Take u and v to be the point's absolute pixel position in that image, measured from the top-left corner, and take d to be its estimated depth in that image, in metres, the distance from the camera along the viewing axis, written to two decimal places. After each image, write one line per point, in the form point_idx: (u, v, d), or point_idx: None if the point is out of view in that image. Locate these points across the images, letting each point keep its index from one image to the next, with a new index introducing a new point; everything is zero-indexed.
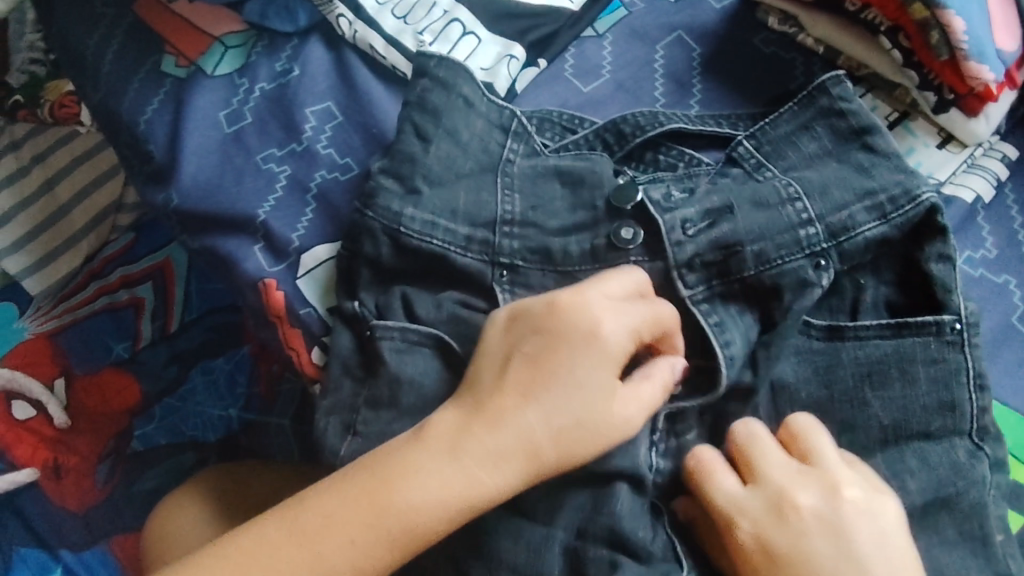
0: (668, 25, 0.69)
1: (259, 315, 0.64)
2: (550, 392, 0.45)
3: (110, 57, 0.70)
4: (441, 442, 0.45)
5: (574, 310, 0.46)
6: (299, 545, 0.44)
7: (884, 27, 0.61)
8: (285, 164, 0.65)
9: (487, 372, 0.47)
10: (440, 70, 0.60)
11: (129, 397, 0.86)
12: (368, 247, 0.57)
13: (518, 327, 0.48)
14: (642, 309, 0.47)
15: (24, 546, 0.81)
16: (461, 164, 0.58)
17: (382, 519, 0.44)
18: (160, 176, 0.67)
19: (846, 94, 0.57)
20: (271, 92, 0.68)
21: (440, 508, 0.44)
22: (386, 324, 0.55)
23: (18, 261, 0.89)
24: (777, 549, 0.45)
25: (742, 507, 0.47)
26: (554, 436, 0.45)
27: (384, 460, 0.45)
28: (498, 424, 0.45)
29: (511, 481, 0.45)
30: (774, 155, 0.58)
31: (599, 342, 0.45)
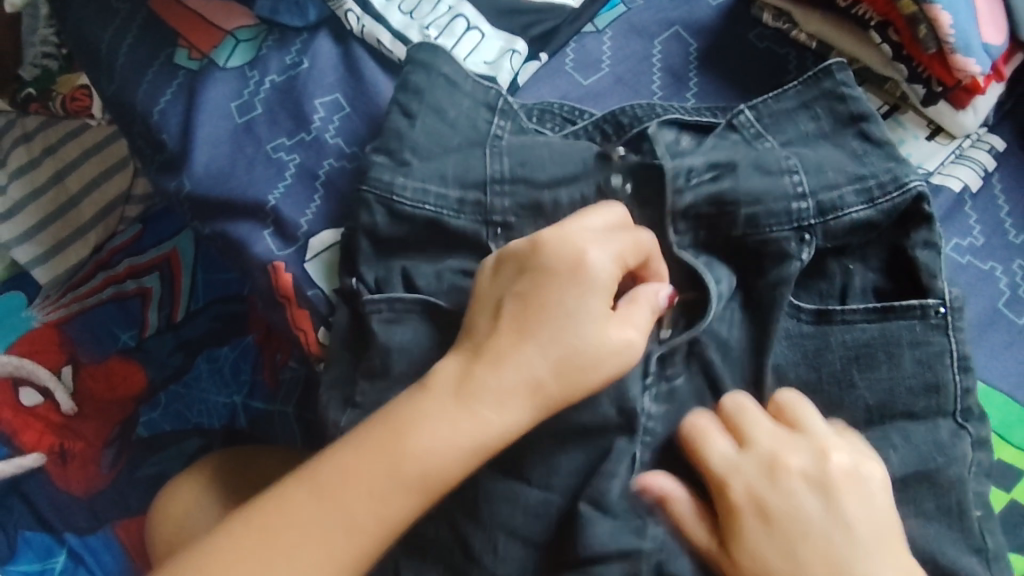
0: (666, 21, 0.71)
1: (267, 298, 0.66)
2: (545, 328, 0.47)
3: (124, 51, 0.73)
4: (446, 386, 0.47)
5: (559, 247, 0.48)
6: (321, 502, 0.45)
7: (873, 21, 0.64)
8: (295, 153, 0.67)
9: (483, 320, 0.50)
10: (418, 54, 0.63)
11: (135, 384, 0.87)
12: (364, 217, 0.58)
13: (505, 272, 0.50)
14: (625, 238, 0.49)
15: (29, 530, 0.82)
16: (449, 139, 0.60)
17: (397, 465, 0.45)
18: (173, 165, 0.69)
19: (848, 80, 0.60)
20: (281, 84, 0.70)
21: (452, 449, 0.46)
22: (375, 297, 0.57)
23: (28, 251, 0.92)
24: (769, 507, 0.46)
25: (736, 462, 0.48)
26: (554, 367, 0.47)
27: (391, 411, 0.47)
28: (498, 363, 0.47)
29: (519, 415, 0.47)
30: (774, 129, 0.60)
31: (587, 273, 0.47)
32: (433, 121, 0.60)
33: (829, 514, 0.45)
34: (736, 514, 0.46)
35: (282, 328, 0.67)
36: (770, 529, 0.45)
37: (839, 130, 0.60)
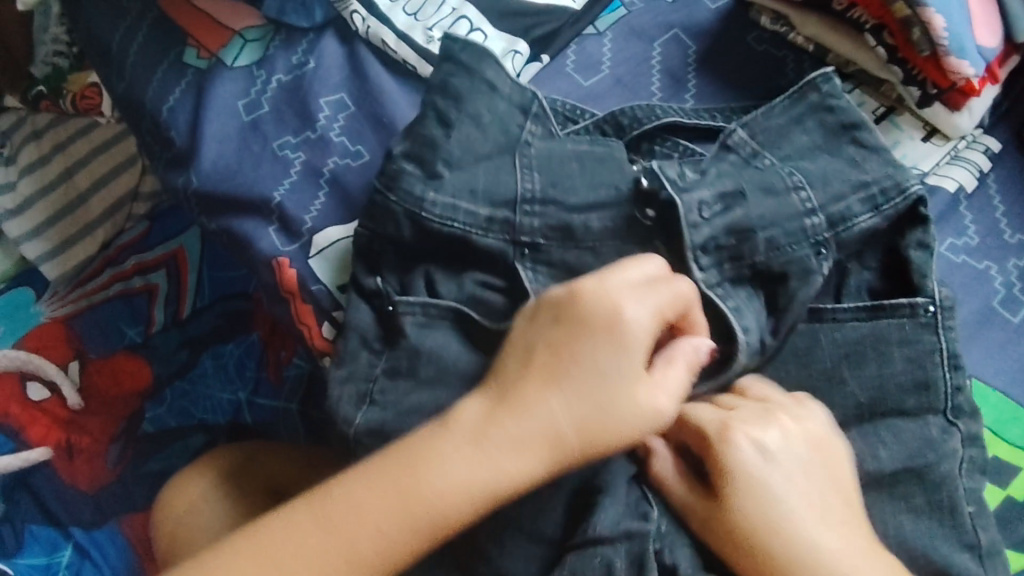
0: (666, 24, 0.72)
1: (272, 293, 0.67)
2: (572, 382, 0.47)
3: (135, 49, 0.74)
4: (467, 431, 0.47)
5: (596, 298, 0.48)
6: (331, 538, 0.46)
7: (868, 24, 0.65)
8: (300, 150, 0.68)
9: (511, 361, 0.49)
10: (463, 56, 0.62)
11: (141, 380, 0.89)
12: (390, 229, 0.59)
13: (541, 316, 0.49)
14: (666, 290, 0.49)
15: (35, 525, 0.83)
16: (480, 146, 0.60)
17: (410, 507, 0.46)
18: (181, 161, 0.71)
19: (834, 92, 0.62)
20: (288, 83, 0.71)
21: (466, 496, 0.46)
22: (408, 299, 0.58)
23: (36, 247, 0.93)
24: (757, 441, 0.49)
25: (725, 416, 0.51)
26: (578, 424, 0.47)
27: (411, 451, 0.47)
28: (524, 413, 0.47)
29: (535, 466, 0.47)
30: (766, 143, 0.61)
31: (622, 330, 0.47)
32: (438, 117, 0.61)
33: (808, 462, 0.49)
34: (728, 450, 0.49)
35: (286, 323, 0.68)
36: (763, 472, 0.48)
37: (833, 140, 0.61)
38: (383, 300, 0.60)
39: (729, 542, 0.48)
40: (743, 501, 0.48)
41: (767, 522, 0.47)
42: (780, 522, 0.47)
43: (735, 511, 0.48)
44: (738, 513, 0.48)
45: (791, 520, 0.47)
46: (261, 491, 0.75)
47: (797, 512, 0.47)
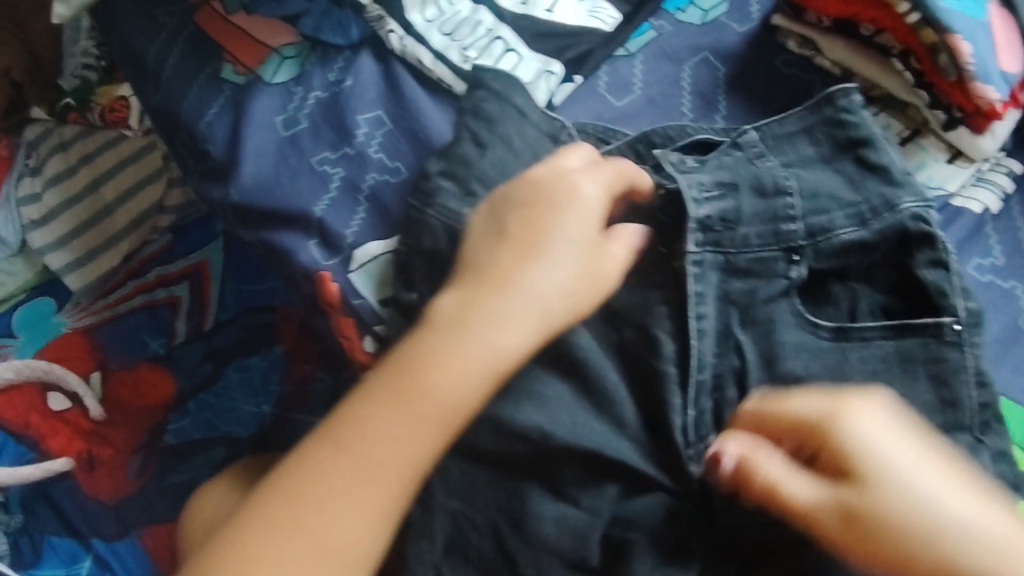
0: (695, 47, 0.74)
1: (313, 305, 0.68)
2: (551, 253, 0.52)
3: (171, 63, 0.75)
4: (452, 321, 0.50)
5: (552, 181, 0.54)
6: (345, 446, 0.47)
7: (895, 50, 0.67)
8: (339, 166, 0.70)
9: (482, 250, 0.53)
10: (496, 83, 0.66)
11: (164, 393, 0.89)
12: (426, 240, 0.60)
13: (498, 215, 0.54)
14: (608, 170, 0.56)
15: (56, 536, 0.84)
16: (514, 167, 0.62)
17: (420, 393, 0.47)
18: (218, 174, 0.72)
19: (850, 106, 0.62)
20: (325, 99, 0.72)
21: (468, 371, 0.48)
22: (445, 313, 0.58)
23: (62, 257, 0.93)
24: (879, 425, 0.46)
25: (834, 401, 0.47)
26: (558, 292, 0.51)
27: (401, 353, 0.49)
28: (504, 289, 0.50)
29: (528, 335, 0.50)
30: (778, 151, 0.62)
31: (580, 199, 0.53)
32: (481, 138, 0.63)
33: (922, 443, 0.46)
34: (857, 442, 0.45)
35: (327, 335, 0.69)
36: (891, 458, 0.45)
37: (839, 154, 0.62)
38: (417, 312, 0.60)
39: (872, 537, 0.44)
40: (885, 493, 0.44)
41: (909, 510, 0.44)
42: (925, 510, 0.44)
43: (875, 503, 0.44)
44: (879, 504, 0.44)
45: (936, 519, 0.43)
46: None
47: (939, 492, 0.44)
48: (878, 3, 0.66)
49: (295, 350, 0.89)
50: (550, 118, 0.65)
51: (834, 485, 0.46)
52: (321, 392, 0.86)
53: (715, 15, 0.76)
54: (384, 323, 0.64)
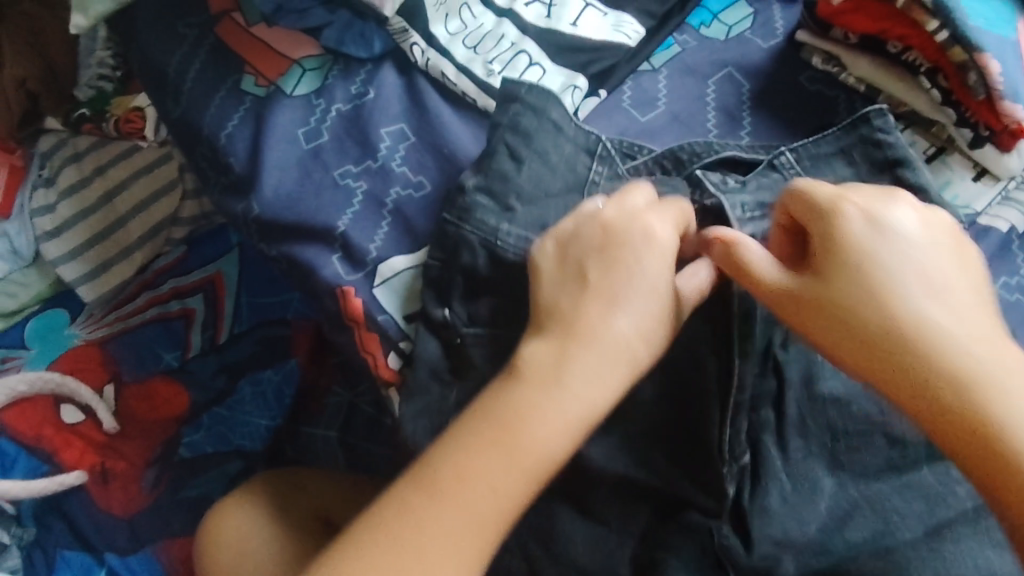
0: (719, 62, 0.74)
1: (334, 321, 0.67)
2: (638, 305, 0.49)
3: (192, 74, 0.75)
4: (544, 372, 0.48)
5: (627, 223, 0.52)
6: (442, 500, 0.45)
7: (923, 67, 0.67)
8: (361, 180, 0.69)
9: (562, 295, 0.51)
10: (531, 96, 0.63)
11: (177, 406, 0.88)
12: (466, 257, 0.61)
13: (569, 258, 0.52)
14: (673, 209, 0.53)
15: (69, 549, 0.83)
16: (550, 183, 0.62)
17: (517, 451, 0.46)
18: (239, 188, 0.71)
19: (886, 126, 0.62)
20: (347, 112, 0.72)
21: (564, 428, 0.47)
22: (476, 332, 0.61)
23: (74, 269, 0.92)
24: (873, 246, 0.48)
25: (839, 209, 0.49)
26: (646, 343, 0.49)
27: (494, 403, 0.48)
28: (593, 339, 0.49)
29: (618, 387, 0.48)
30: (814, 174, 0.63)
31: (660, 242, 0.51)
32: (519, 154, 0.62)
33: (920, 251, 0.48)
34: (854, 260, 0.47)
35: (349, 351, 0.69)
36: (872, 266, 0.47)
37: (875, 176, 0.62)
38: (450, 330, 0.62)
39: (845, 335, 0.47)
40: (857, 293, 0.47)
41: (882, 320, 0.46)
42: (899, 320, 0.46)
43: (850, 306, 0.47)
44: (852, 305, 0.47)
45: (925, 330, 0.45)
46: (307, 516, 0.77)
47: (913, 301, 0.46)
48: (906, 20, 0.66)
49: (310, 365, 0.89)
50: (586, 131, 0.64)
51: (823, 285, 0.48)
52: (336, 405, 0.87)
53: (738, 30, 0.76)
54: (409, 339, 0.64)
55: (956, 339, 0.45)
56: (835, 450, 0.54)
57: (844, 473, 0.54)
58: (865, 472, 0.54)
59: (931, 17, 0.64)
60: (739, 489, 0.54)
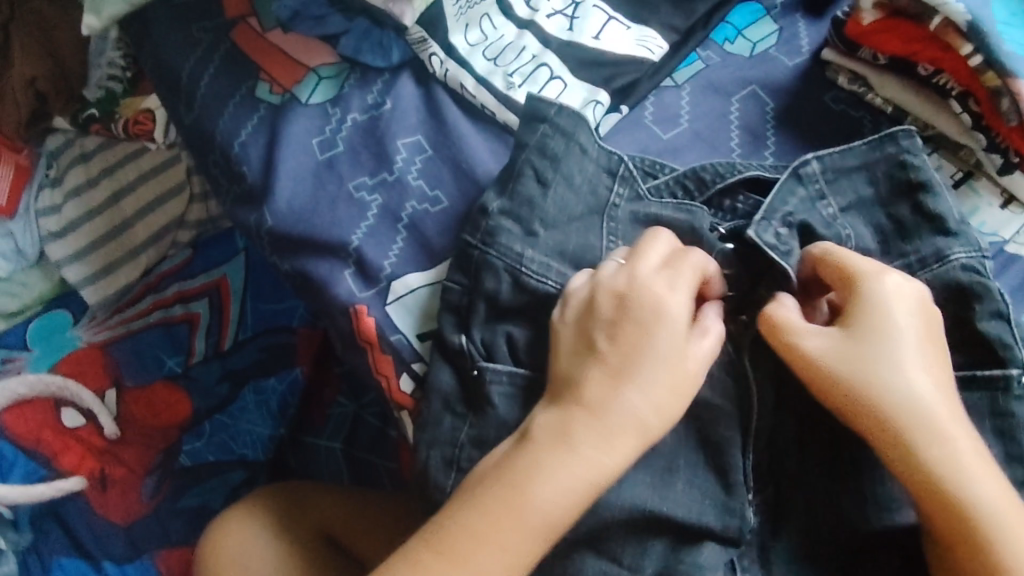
0: (743, 80, 0.72)
1: (345, 338, 0.66)
2: (649, 370, 0.49)
3: (206, 80, 0.73)
4: (555, 436, 0.48)
5: (638, 297, 0.51)
6: (452, 562, 0.46)
7: (954, 91, 0.66)
8: (377, 192, 0.68)
9: (577, 360, 0.51)
10: (560, 118, 0.63)
11: (180, 411, 0.87)
12: (489, 282, 0.60)
13: (588, 329, 0.52)
14: (689, 269, 0.52)
15: (64, 556, 0.82)
16: (573, 207, 0.62)
17: (523, 512, 0.47)
18: (252, 198, 0.70)
19: (913, 148, 0.59)
20: (363, 122, 0.70)
21: (572, 491, 0.47)
22: (494, 367, 0.58)
23: (79, 270, 0.91)
24: (902, 313, 0.49)
25: (878, 275, 0.51)
26: (656, 410, 0.48)
27: (508, 467, 0.48)
28: (602, 409, 0.48)
29: (628, 452, 0.48)
30: (836, 189, 0.60)
31: (671, 305, 0.50)
32: (545, 178, 0.62)
33: (937, 335, 0.50)
34: (885, 321, 0.49)
35: (358, 367, 0.67)
36: (904, 339, 0.48)
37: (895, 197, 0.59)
38: (466, 361, 0.60)
39: (858, 404, 0.48)
40: (880, 366, 0.48)
41: (903, 394, 0.47)
42: (922, 399, 0.47)
43: (869, 375, 0.48)
44: (877, 375, 0.48)
45: (934, 406, 0.47)
46: (312, 534, 0.76)
47: (930, 375, 0.48)
48: (939, 43, 0.65)
49: (315, 375, 0.88)
50: (607, 153, 0.64)
51: (850, 341, 0.49)
52: (340, 416, 0.85)
53: (763, 47, 0.74)
54: (423, 361, 0.63)
55: (960, 427, 0.47)
56: (860, 483, 0.54)
57: (869, 505, 0.53)
58: (889, 504, 0.53)
59: (965, 41, 0.63)
60: (763, 523, 0.56)
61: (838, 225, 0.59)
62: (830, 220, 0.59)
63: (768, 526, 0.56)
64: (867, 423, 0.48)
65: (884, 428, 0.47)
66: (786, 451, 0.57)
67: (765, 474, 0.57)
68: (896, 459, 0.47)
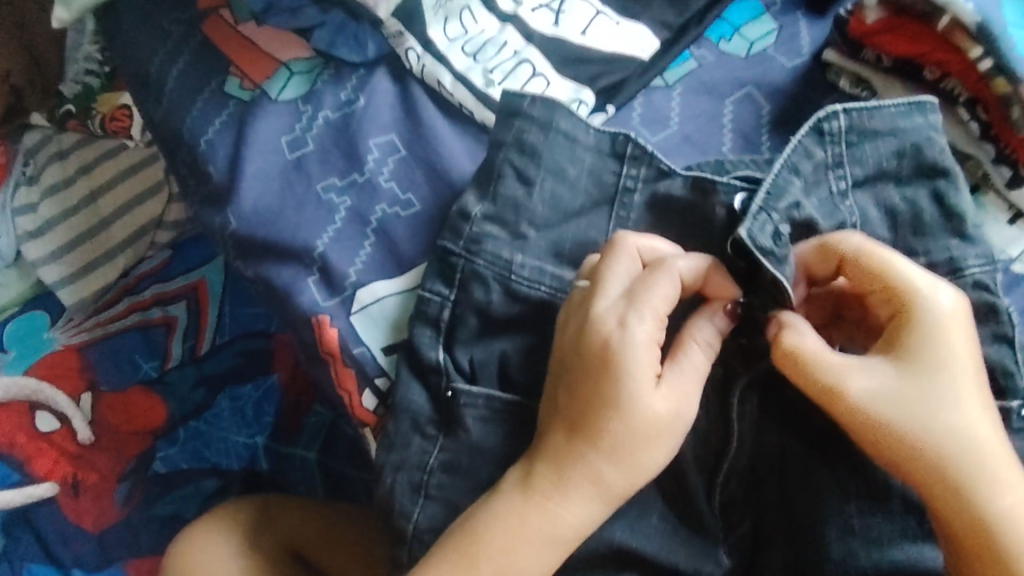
0: (739, 81, 0.68)
1: (309, 349, 0.63)
2: (599, 430, 0.47)
3: (175, 75, 0.70)
4: (516, 489, 0.49)
5: (595, 327, 0.49)
6: None
7: (962, 97, 0.61)
8: (346, 195, 0.64)
9: (559, 395, 0.50)
10: (535, 110, 0.59)
11: (154, 418, 0.85)
12: (478, 293, 0.57)
13: (564, 360, 0.50)
14: (655, 283, 0.49)
15: (35, 563, 0.80)
16: (569, 202, 0.58)
17: (477, 567, 0.48)
18: (217, 198, 0.67)
19: (934, 125, 0.55)
20: (335, 120, 0.67)
21: (521, 544, 0.48)
22: (470, 389, 0.56)
23: (55, 271, 0.88)
24: (957, 342, 0.46)
25: (929, 293, 0.47)
26: (616, 466, 0.47)
27: (471, 519, 0.50)
28: (564, 466, 0.48)
29: (591, 506, 0.48)
30: (856, 155, 0.54)
31: (623, 351, 0.47)
32: (527, 176, 0.58)
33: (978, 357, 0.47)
34: (945, 355, 0.45)
35: (322, 380, 0.64)
36: (959, 372, 0.45)
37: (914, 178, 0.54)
38: (441, 379, 0.57)
39: (915, 453, 0.44)
40: (940, 411, 0.45)
41: (960, 443, 0.44)
42: (982, 446, 0.44)
43: (926, 422, 0.44)
44: (933, 423, 0.44)
45: (994, 451, 0.44)
46: (280, 549, 0.73)
47: (984, 415, 0.45)
48: (946, 45, 0.60)
49: (293, 381, 0.85)
50: (607, 135, 0.59)
51: (905, 380, 0.45)
52: (316, 426, 0.83)
53: (761, 47, 0.70)
54: (387, 376, 0.60)
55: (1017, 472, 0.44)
56: (846, 517, 0.50)
57: (856, 539, 0.50)
58: (878, 538, 0.50)
59: (974, 43, 0.58)
60: (738, 560, 0.54)
61: (843, 205, 0.54)
62: (837, 194, 0.54)
63: (746, 560, 0.54)
64: (921, 473, 0.44)
65: (941, 479, 0.44)
66: (764, 480, 0.54)
67: (743, 507, 0.54)
68: (947, 513, 0.44)
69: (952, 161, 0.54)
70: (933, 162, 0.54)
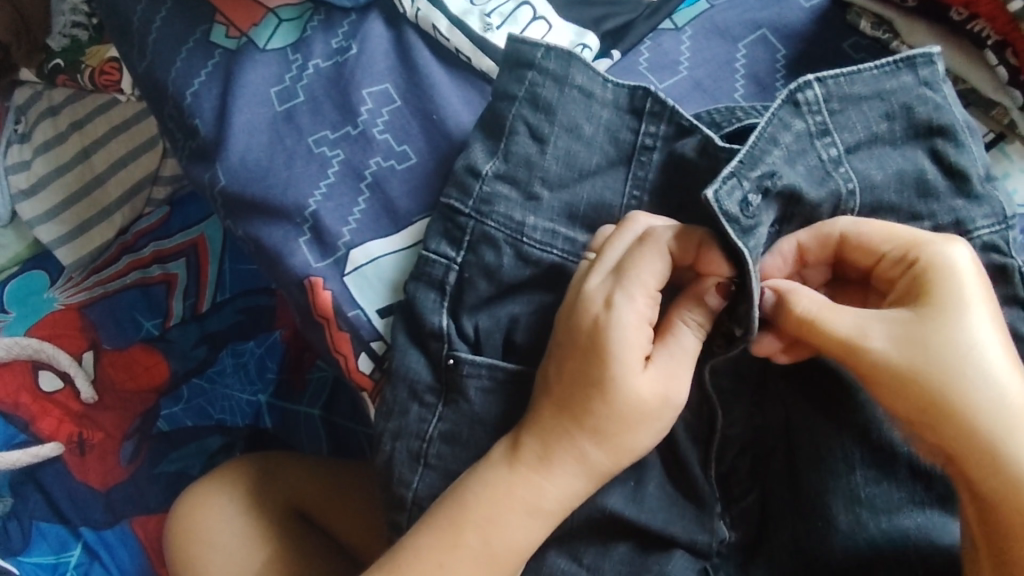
0: (752, 22, 0.64)
1: (302, 311, 0.61)
2: (585, 410, 0.46)
3: (158, 24, 0.67)
4: (503, 457, 0.48)
5: (585, 306, 0.47)
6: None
7: (990, 40, 0.57)
8: (339, 147, 0.62)
9: (553, 365, 0.48)
10: (549, 62, 0.56)
11: (157, 376, 0.83)
12: (488, 255, 0.54)
13: (558, 332, 0.49)
14: (643, 261, 0.46)
15: (45, 521, 0.78)
16: (586, 160, 0.55)
17: (463, 540, 0.47)
18: (206, 153, 0.64)
19: (932, 79, 0.51)
20: (327, 70, 0.64)
21: (509, 515, 0.47)
22: (472, 359, 0.53)
23: (51, 230, 0.87)
24: (959, 296, 0.43)
25: (926, 249, 0.45)
26: (603, 447, 0.46)
27: (460, 488, 0.48)
28: (552, 445, 0.47)
29: (575, 483, 0.47)
30: (843, 122, 0.50)
31: (611, 331, 0.46)
32: (542, 134, 0.55)
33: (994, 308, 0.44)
34: (947, 313, 0.43)
35: (316, 343, 0.62)
36: (987, 325, 0.43)
37: (912, 138, 0.51)
38: (442, 347, 0.54)
39: (944, 412, 0.42)
40: (966, 365, 0.42)
41: (990, 398, 0.42)
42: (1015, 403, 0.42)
43: (948, 376, 0.42)
44: (958, 381, 0.42)
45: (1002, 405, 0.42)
46: (279, 505, 0.70)
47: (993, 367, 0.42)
48: None
49: (294, 337, 0.84)
50: (625, 89, 0.55)
51: (902, 338, 0.43)
52: (320, 380, 0.82)
53: None
54: (383, 341, 0.58)
55: None
56: (853, 486, 0.49)
57: (863, 509, 0.48)
58: (887, 507, 0.48)
59: None
60: (742, 533, 0.52)
61: (837, 172, 0.50)
62: (829, 163, 0.50)
63: (752, 531, 0.52)
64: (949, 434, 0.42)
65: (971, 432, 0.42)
66: (773, 450, 0.52)
67: (745, 479, 0.53)
68: (982, 476, 0.42)
69: (951, 115, 0.51)
70: (930, 119, 0.50)
